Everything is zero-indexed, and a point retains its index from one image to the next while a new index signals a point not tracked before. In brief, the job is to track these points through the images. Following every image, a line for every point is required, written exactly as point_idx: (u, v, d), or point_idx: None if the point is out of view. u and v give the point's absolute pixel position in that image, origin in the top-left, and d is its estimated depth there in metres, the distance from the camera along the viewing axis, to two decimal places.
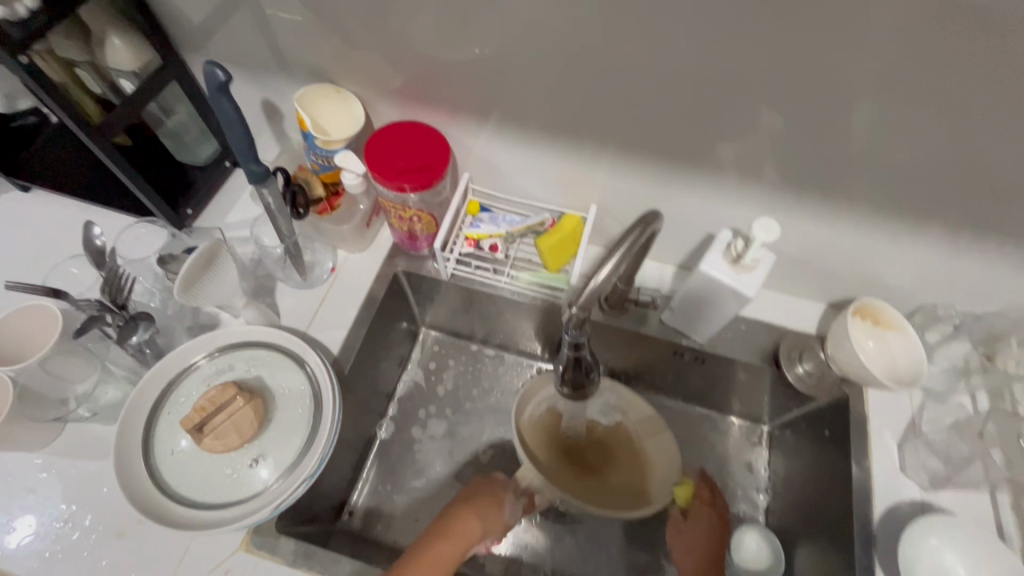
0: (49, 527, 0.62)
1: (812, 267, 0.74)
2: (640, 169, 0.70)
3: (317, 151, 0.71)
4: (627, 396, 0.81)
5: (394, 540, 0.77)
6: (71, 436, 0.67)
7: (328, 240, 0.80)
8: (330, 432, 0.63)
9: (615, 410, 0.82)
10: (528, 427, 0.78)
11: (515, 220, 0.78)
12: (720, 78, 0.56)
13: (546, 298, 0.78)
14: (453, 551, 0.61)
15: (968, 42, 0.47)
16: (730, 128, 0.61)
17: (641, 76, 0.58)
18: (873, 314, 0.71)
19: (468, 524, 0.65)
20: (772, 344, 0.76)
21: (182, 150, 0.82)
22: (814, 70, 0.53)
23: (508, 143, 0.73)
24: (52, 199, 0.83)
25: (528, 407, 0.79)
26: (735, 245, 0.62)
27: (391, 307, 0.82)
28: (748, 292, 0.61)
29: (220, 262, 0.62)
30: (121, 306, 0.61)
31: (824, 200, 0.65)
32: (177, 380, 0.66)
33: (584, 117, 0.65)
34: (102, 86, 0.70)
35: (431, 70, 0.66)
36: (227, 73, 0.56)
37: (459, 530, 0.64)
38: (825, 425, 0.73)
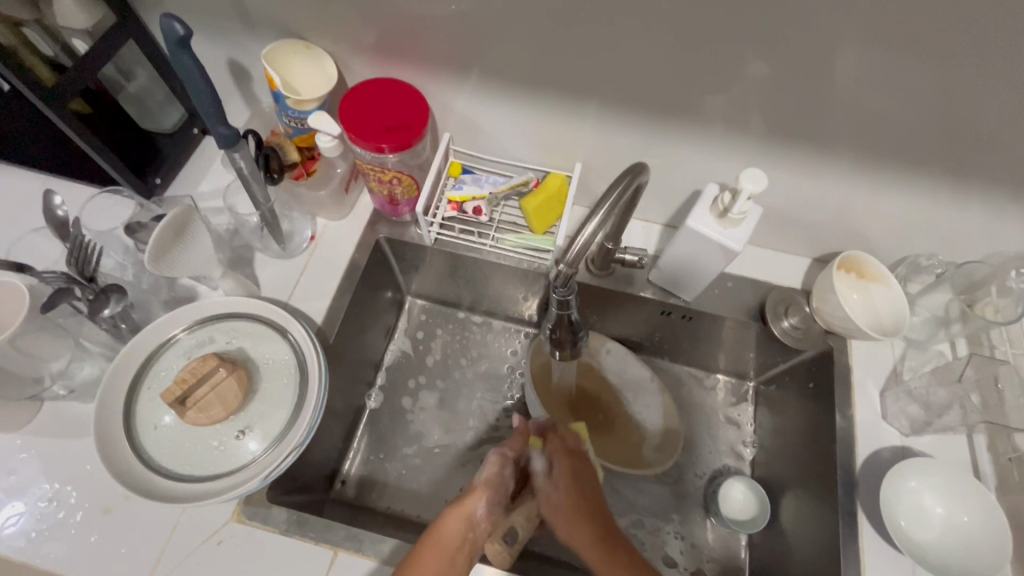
0: (34, 507, 0.61)
1: (797, 222, 0.74)
2: (624, 124, 0.68)
3: (289, 113, 0.68)
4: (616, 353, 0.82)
5: (388, 507, 0.78)
6: (49, 415, 0.65)
7: (306, 207, 0.77)
8: (318, 400, 0.62)
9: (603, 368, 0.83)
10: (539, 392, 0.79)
11: (498, 181, 0.76)
12: (707, 26, 0.54)
13: (532, 261, 0.77)
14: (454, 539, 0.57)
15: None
16: (716, 79, 0.59)
17: (623, 24, 0.56)
18: (858, 267, 0.71)
19: (469, 497, 0.61)
20: (759, 301, 0.76)
21: (146, 116, 0.78)
22: (803, 15, 0.51)
23: (489, 101, 0.71)
24: (8, 171, 0.78)
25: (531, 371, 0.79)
26: (722, 198, 0.60)
27: (375, 275, 0.81)
28: (735, 245, 0.59)
29: (192, 230, 0.59)
30: (90, 279, 0.59)
31: (810, 152, 0.64)
32: (155, 355, 0.64)
33: (567, 71, 0.63)
34: (54, 48, 0.67)
35: (406, 24, 0.63)
36: (186, 26, 0.52)
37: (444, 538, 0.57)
38: (810, 377, 0.74)
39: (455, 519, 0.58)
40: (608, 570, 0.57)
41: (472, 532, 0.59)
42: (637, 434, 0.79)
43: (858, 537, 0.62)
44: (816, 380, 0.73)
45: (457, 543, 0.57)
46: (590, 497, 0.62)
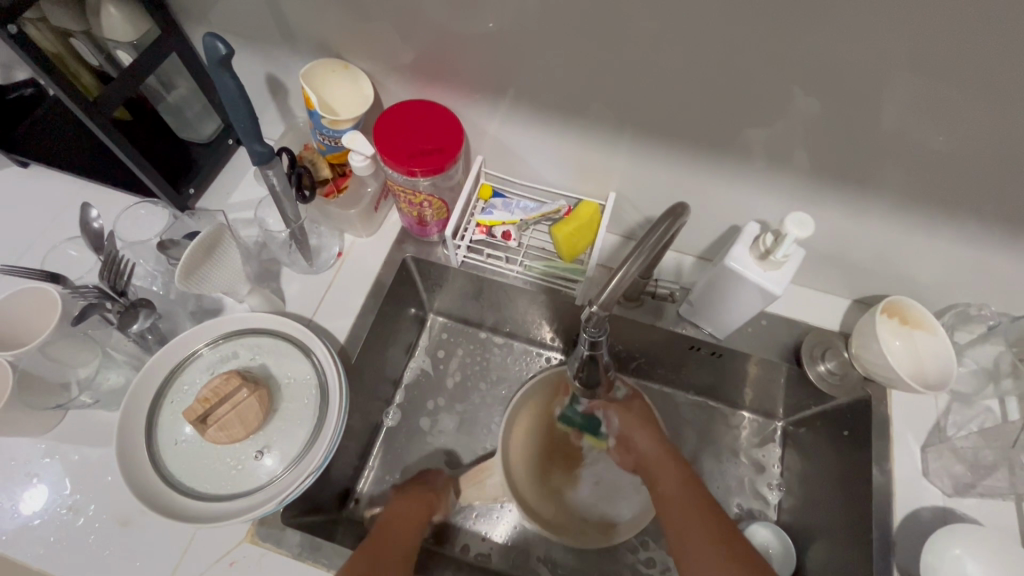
0: (54, 514, 0.61)
1: (838, 262, 0.71)
2: (660, 154, 0.66)
3: (324, 131, 0.68)
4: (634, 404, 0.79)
5: None
6: (75, 421, 0.65)
7: (335, 224, 0.77)
8: (337, 422, 0.62)
9: None
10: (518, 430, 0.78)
11: (529, 208, 0.75)
12: (754, 61, 0.52)
13: (558, 288, 0.75)
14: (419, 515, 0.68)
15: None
16: (760, 113, 0.57)
17: (666, 53, 0.54)
18: (901, 313, 0.68)
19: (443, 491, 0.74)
20: (794, 340, 0.73)
21: (185, 127, 0.79)
22: (858, 54, 0.49)
23: (523, 125, 0.70)
24: (53, 175, 0.81)
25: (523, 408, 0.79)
26: (763, 238, 0.57)
27: (399, 293, 0.80)
28: (776, 289, 0.57)
29: (222, 248, 0.59)
30: (121, 293, 0.60)
31: (856, 193, 0.62)
32: (179, 369, 0.64)
33: (605, 99, 0.62)
34: (99, 58, 0.68)
35: (444, 45, 0.62)
36: (228, 46, 0.52)
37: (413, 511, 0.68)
38: (845, 425, 0.71)
39: (411, 523, 0.66)
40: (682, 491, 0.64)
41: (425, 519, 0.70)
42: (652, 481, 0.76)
43: None
44: (851, 427, 0.70)
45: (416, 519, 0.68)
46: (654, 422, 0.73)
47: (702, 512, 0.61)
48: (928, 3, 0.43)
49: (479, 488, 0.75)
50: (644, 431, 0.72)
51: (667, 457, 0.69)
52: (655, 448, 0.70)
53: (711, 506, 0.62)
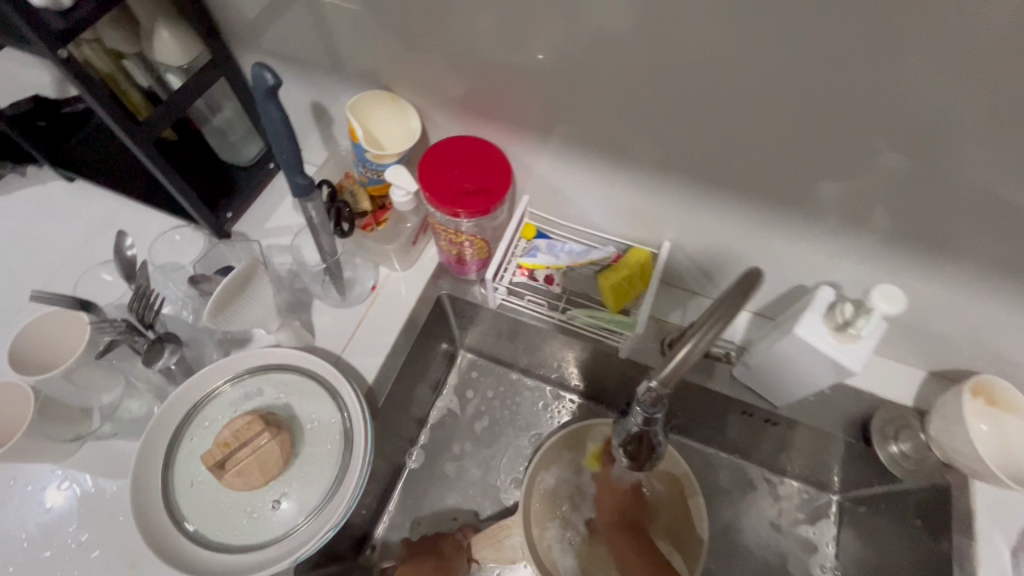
0: (63, 548, 0.58)
1: (915, 332, 0.64)
2: (722, 205, 0.61)
3: (367, 164, 0.65)
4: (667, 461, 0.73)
5: None
6: (94, 451, 0.63)
7: (370, 256, 0.73)
8: (360, 475, 0.58)
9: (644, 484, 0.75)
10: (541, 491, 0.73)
11: (575, 251, 0.70)
12: (838, 112, 0.47)
13: (602, 338, 0.70)
14: None
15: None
16: (839, 167, 0.52)
17: (739, 99, 0.50)
18: (985, 391, 0.60)
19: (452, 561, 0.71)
20: (862, 414, 0.67)
21: (227, 150, 0.78)
22: (960, 114, 0.43)
23: (573, 164, 0.66)
24: (97, 191, 0.81)
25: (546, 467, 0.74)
26: (840, 309, 0.51)
27: (430, 331, 0.77)
28: (852, 366, 0.51)
29: (255, 284, 0.56)
30: (149, 327, 0.59)
31: (946, 262, 0.55)
32: (201, 404, 0.61)
33: (665, 143, 0.57)
34: (148, 78, 0.67)
35: (496, 81, 0.59)
36: (276, 76, 0.50)
37: None
38: (915, 513, 0.64)
39: None
40: None
41: None
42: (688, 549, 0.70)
43: None
44: (926, 516, 0.62)
45: None
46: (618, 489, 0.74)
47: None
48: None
49: (495, 548, 0.71)
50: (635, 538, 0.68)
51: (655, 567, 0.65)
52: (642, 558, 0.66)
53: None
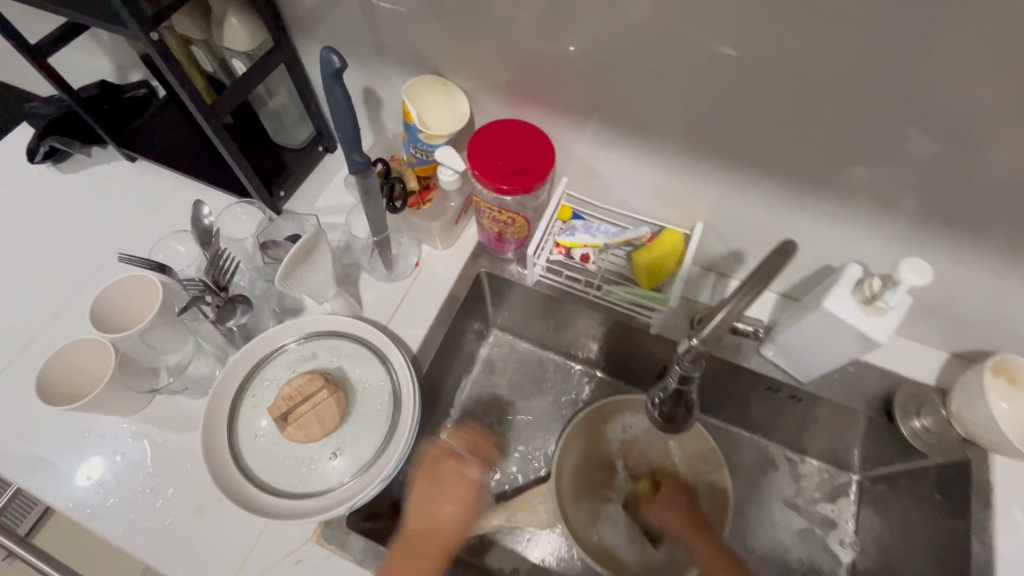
0: (135, 493, 0.64)
1: (941, 314, 0.67)
2: (754, 187, 0.64)
3: (418, 144, 0.69)
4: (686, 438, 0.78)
5: (470, 555, 0.76)
6: (163, 406, 0.68)
7: (415, 234, 0.78)
8: (408, 432, 0.62)
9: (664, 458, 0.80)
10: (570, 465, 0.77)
11: (611, 232, 0.73)
12: (869, 98, 0.50)
13: (636, 315, 0.73)
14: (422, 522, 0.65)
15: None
16: (870, 151, 0.55)
17: (775, 86, 0.53)
18: (1010, 372, 0.62)
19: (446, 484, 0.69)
20: (883, 393, 0.70)
21: (281, 132, 0.84)
22: (988, 99, 0.46)
23: (611, 149, 0.69)
24: (157, 171, 0.86)
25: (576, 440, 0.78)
26: (869, 283, 0.54)
27: (469, 307, 0.80)
28: (880, 339, 0.54)
29: (319, 251, 0.61)
30: (223, 287, 0.63)
31: (975, 244, 0.58)
32: (263, 362, 0.66)
33: (700, 128, 0.61)
34: (214, 64, 0.73)
35: (542, 68, 0.63)
36: (342, 59, 0.55)
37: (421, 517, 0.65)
38: (935, 487, 0.66)
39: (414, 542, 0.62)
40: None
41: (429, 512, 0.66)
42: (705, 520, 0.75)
43: None
44: (947, 492, 0.64)
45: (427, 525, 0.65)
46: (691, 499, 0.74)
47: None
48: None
49: (529, 514, 0.74)
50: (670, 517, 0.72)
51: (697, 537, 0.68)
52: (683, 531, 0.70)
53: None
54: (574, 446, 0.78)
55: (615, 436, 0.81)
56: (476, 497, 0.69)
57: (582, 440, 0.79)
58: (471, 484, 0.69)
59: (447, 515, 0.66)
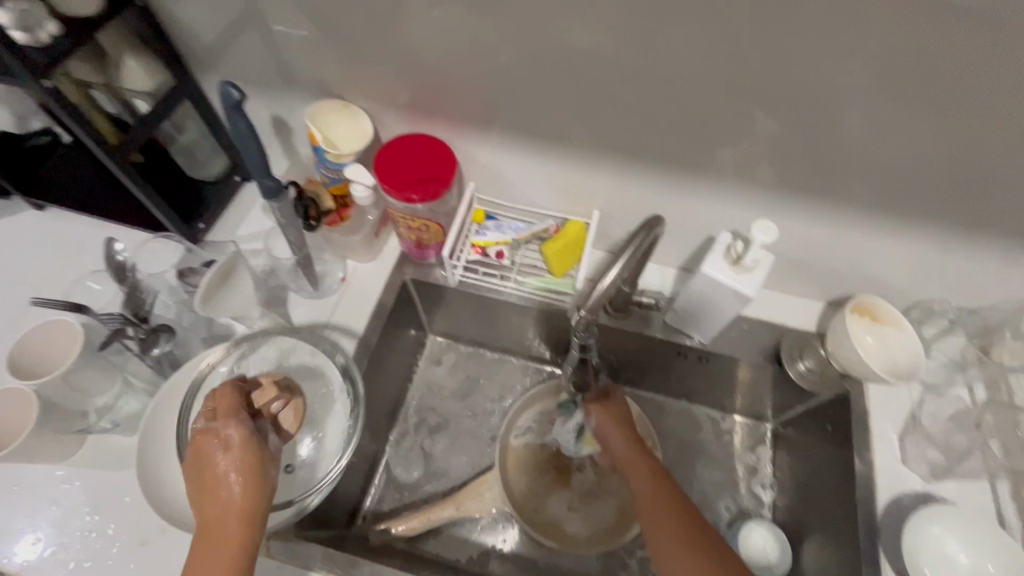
0: (74, 538, 0.63)
1: (810, 268, 0.76)
2: (641, 174, 0.72)
3: (327, 164, 0.73)
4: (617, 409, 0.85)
5: (427, 550, 0.79)
6: (94, 448, 0.68)
7: (337, 250, 0.81)
8: (349, 436, 0.65)
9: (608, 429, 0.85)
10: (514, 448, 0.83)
11: (520, 228, 0.80)
12: (715, 88, 0.58)
13: (552, 302, 0.80)
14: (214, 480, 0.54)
15: (963, 50, 0.48)
16: (725, 133, 0.63)
17: (638, 83, 0.60)
18: (871, 311, 0.72)
19: (221, 460, 0.54)
20: (774, 343, 0.78)
21: (195, 166, 0.85)
22: (806, 80, 0.55)
23: (511, 152, 0.75)
24: (67, 216, 0.85)
25: (517, 425, 0.85)
26: (735, 247, 0.64)
27: (399, 314, 0.84)
28: (749, 292, 0.62)
29: (237, 278, 0.68)
30: (143, 319, 0.67)
31: (823, 202, 0.67)
32: (199, 384, 0.68)
33: (584, 125, 0.67)
34: (116, 105, 0.73)
35: (436, 83, 0.68)
36: (241, 91, 0.58)
37: (214, 476, 0.54)
38: (828, 420, 0.74)
39: (213, 508, 0.53)
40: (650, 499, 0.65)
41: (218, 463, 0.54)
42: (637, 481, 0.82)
43: None
44: (834, 423, 0.73)
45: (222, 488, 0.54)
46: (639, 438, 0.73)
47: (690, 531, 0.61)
48: (874, 34, 0.50)
49: (477, 500, 0.79)
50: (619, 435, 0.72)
51: (639, 459, 0.70)
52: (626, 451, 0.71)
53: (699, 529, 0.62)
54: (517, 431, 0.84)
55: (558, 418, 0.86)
56: (249, 455, 0.55)
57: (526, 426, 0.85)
58: (246, 443, 0.56)
59: (232, 490, 0.54)
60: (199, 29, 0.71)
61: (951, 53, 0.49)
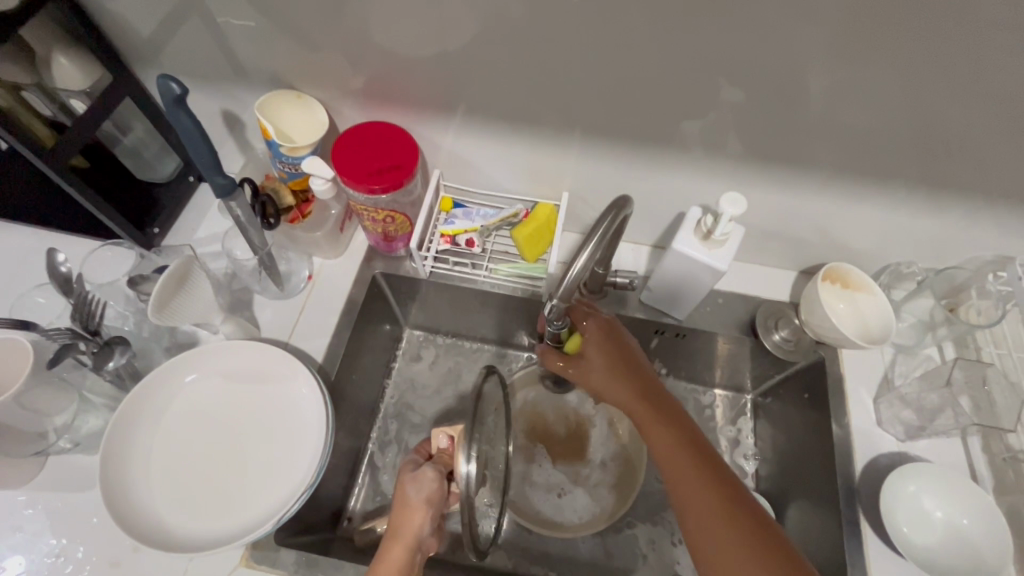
0: (41, 565, 0.60)
1: (780, 238, 0.76)
2: (607, 153, 0.71)
3: (283, 159, 0.70)
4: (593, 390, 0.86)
5: None
6: (55, 469, 0.65)
7: (302, 248, 0.79)
8: (325, 441, 0.63)
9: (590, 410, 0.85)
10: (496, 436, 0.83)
11: (489, 214, 0.78)
12: (679, 61, 0.57)
13: (526, 288, 0.79)
14: (400, 513, 0.59)
15: (923, 12, 0.48)
16: (691, 106, 0.62)
17: (601, 60, 0.58)
18: (842, 277, 0.73)
19: (406, 496, 0.60)
20: (749, 315, 0.78)
21: (144, 168, 0.81)
22: (769, 48, 0.54)
23: (475, 136, 0.73)
24: (9, 227, 0.80)
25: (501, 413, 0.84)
26: (705, 221, 0.62)
27: (371, 309, 0.81)
28: (721, 266, 0.62)
29: (193, 280, 0.62)
30: (94, 332, 0.63)
31: (790, 171, 0.67)
32: (164, 398, 0.65)
33: (548, 106, 0.66)
34: (52, 107, 0.69)
35: (393, 68, 0.65)
36: (182, 85, 0.54)
37: (401, 510, 0.59)
38: (805, 388, 0.75)
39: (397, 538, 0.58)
40: (682, 477, 0.55)
41: (405, 495, 0.60)
42: (622, 460, 0.82)
43: (862, 547, 0.63)
44: (811, 390, 0.74)
45: (404, 521, 0.58)
46: (629, 361, 0.65)
47: (698, 463, 0.56)
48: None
49: None
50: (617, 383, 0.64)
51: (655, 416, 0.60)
52: (634, 401, 0.62)
53: (720, 476, 0.55)
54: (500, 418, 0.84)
55: (535, 401, 0.86)
56: (420, 487, 0.60)
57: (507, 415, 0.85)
58: (417, 477, 0.60)
59: (408, 525, 0.58)
60: (135, 22, 0.66)
61: (911, 13, 0.48)
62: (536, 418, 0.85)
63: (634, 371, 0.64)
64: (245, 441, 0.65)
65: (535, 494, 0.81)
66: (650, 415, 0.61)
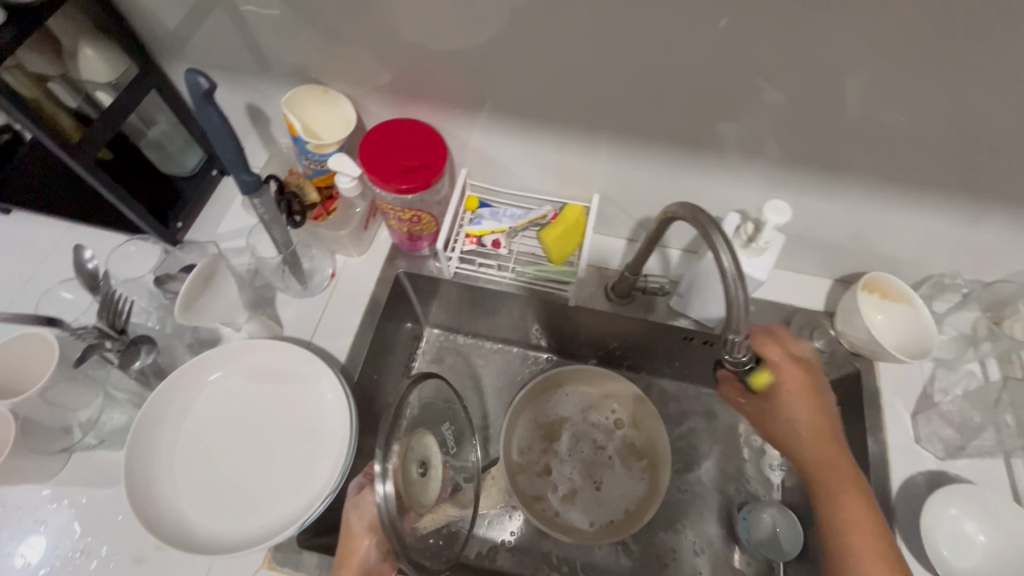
0: (66, 561, 0.60)
1: (817, 245, 0.74)
2: (640, 154, 0.68)
3: (309, 155, 0.68)
4: (617, 395, 0.84)
5: None
6: (79, 465, 0.65)
7: (325, 246, 0.78)
8: (349, 444, 0.62)
9: (613, 416, 0.84)
10: (515, 439, 0.82)
11: (517, 215, 0.77)
12: (722, 61, 0.54)
13: (551, 290, 0.78)
14: (348, 540, 0.58)
15: (991, 14, 0.45)
16: (732, 108, 0.59)
17: (639, 59, 0.56)
18: (881, 287, 0.70)
19: (353, 525, 0.58)
20: (782, 323, 0.76)
21: (168, 162, 0.80)
22: (820, 49, 0.51)
23: (505, 135, 0.71)
24: (37, 219, 0.80)
25: (522, 416, 0.83)
26: (745, 228, 0.60)
27: (394, 309, 0.80)
28: (760, 275, 0.61)
29: (219, 278, 0.62)
30: (121, 331, 0.63)
31: (833, 177, 0.64)
32: (187, 397, 0.65)
33: (581, 105, 0.64)
34: (76, 99, 0.67)
35: (422, 64, 0.63)
36: (210, 80, 0.53)
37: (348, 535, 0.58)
38: (837, 400, 0.74)
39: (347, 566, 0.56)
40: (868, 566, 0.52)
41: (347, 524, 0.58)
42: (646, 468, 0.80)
43: None
44: (845, 403, 0.73)
45: (349, 546, 0.57)
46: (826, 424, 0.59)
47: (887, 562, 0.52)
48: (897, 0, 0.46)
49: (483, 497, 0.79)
50: (807, 443, 0.58)
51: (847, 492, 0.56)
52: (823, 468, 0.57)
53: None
54: (520, 423, 0.82)
55: (558, 406, 0.84)
56: (364, 516, 0.57)
57: (526, 420, 0.83)
58: (360, 507, 0.58)
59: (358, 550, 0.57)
60: (159, 13, 0.65)
61: (978, 14, 0.45)
62: (557, 422, 0.84)
63: (832, 439, 0.58)
64: (267, 443, 0.64)
65: (557, 501, 0.80)
66: (841, 489, 0.56)
